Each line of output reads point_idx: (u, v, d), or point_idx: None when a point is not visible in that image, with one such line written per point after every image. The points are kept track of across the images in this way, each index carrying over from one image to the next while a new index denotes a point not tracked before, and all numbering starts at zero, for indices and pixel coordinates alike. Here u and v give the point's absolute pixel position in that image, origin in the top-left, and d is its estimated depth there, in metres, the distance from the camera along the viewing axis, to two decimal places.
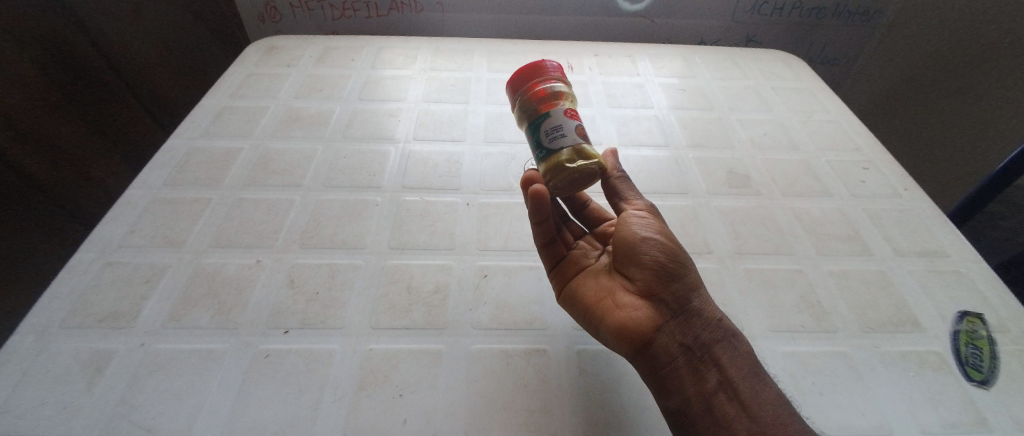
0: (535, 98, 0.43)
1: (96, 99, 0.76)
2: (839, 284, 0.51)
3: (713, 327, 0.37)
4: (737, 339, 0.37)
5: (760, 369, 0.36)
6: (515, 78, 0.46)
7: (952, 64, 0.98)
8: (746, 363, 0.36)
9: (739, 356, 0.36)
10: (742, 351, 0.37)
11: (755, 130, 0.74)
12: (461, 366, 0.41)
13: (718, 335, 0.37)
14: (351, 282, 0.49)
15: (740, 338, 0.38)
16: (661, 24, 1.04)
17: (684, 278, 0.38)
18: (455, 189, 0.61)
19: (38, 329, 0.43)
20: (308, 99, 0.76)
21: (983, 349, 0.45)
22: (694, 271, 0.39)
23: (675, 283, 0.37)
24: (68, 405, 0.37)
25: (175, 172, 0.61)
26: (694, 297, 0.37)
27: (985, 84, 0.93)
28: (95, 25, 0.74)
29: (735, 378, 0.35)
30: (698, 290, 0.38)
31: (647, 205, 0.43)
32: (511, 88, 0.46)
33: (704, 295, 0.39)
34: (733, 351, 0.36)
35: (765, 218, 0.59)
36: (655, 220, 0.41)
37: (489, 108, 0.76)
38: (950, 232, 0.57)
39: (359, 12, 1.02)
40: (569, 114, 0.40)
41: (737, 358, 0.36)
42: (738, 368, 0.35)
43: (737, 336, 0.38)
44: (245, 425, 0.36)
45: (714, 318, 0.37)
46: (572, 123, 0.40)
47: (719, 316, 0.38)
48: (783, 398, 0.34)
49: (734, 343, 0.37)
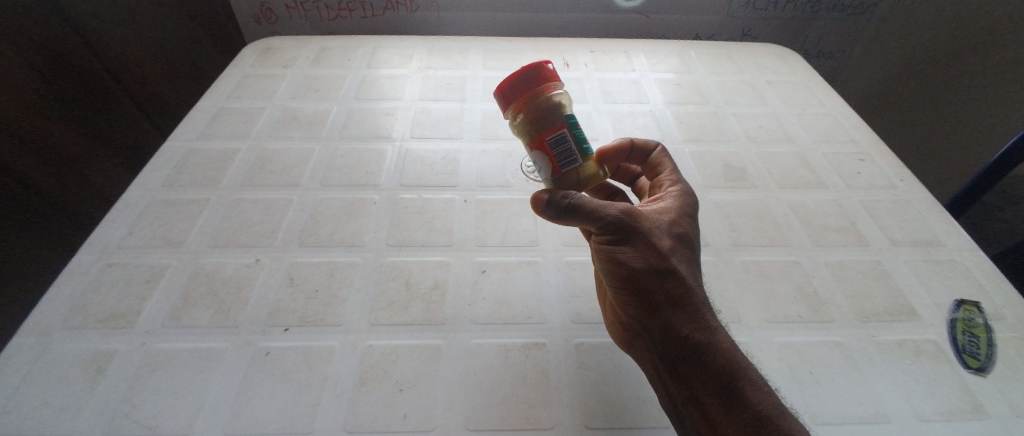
0: (515, 126, 0.39)
1: (93, 103, 0.77)
2: (836, 275, 0.51)
3: (680, 345, 0.34)
4: (713, 356, 0.33)
5: (737, 391, 0.32)
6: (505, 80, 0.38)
7: (954, 55, 0.97)
8: (717, 384, 0.32)
9: (711, 375, 0.32)
10: (716, 370, 0.33)
11: (751, 124, 0.74)
12: (460, 362, 0.41)
13: (684, 354, 0.34)
14: (349, 280, 0.49)
15: (725, 353, 0.33)
16: (656, 20, 1.04)
17: (643, 299, 0.35)
18: (453, 186, 0.61)
19: (38, 331, 0.43)
20: (305, 99, 0.76)
21: (979, 337, 0.45)
22: (660, 288, 0.35)
23: (634, 304, 0.36)
24: (69, 406, 0.37)
25: (173, 173, 0.61)
26: (656, 317, 0.35)
27: (991, 75, 0.92)
28: (90, 28, 0.74)
29: (702, 398, 0.33)
30: (666, 307, 0.35)
31: (612, 213, 0.35)
32: (498, 97, 0.39)
33: (678, 309, 0.35)
34: (704, 371, 0.33)
35: (762, 211, 0.59)
36: (618, 232, 0.35)
37: (485, 106, 0.76)
38: (947, 222, 0.57)
39: (354, 12, 1.02)
40: (533, 156, 0.37)
41: (707, 379, 0.33)
42: (705, 388, 0.33)
43: (716, 350, 0.33)
44: (247, 423, 0.37)
45: (683, 337, 0.34)
46: (536, 169, 0.37)
47: (694, 333, 0.34)
48: (757, 426, 0.30)
49: (708, 363, 0.33)
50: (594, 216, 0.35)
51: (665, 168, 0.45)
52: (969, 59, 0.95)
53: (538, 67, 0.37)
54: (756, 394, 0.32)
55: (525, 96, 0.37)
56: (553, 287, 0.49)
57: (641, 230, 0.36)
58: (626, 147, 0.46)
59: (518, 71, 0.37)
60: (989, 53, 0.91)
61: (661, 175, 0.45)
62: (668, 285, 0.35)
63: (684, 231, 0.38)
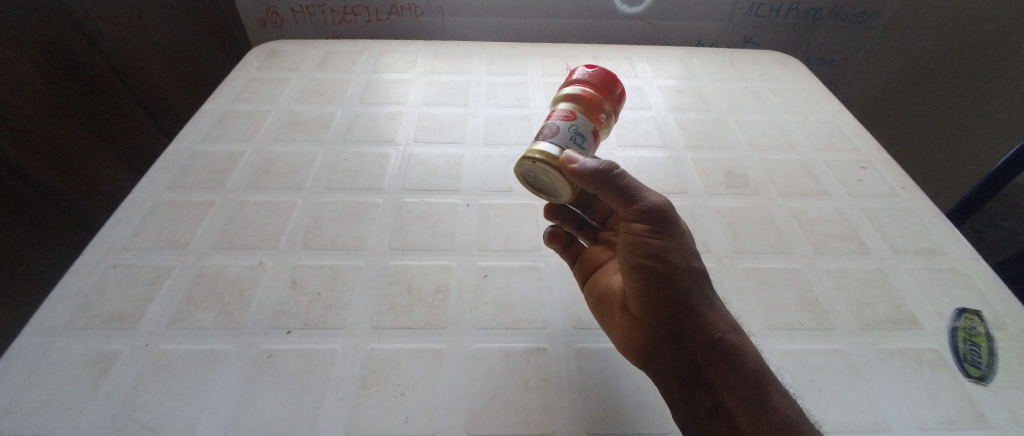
0: (588, 106, 0.45)
1: (99, 103, 0.77)
2: (837, 283, 0.51)
3: (710, 347, 0.35)
4: (740, 357, 0.35)
5: (764, 392, 0.33)
6: (608, 79, 0.47)
7: (960, 59, 0.97)
8: (747, 384, 0.34)
9: (739, 375, 0.34)
10: (743, 370, 0.34)
11: (753, 131, 0.75)
12: (461, 365, 0.42)
13: (716, 355, 0.35)
14: (352, 282, 0.49)
15: (751, 356, 0.35)
16: (659, 27, 1.04)
17: (680, 298, 0.35)
18: (456, 190, 0.62)
19: (44, 330, 0.43)
20: (310, 102, 0.77)
21: (981, 346, 0.45)
22: (693, 287, 0.35)
23: (669, 304, 0.35)
24: (73, 406, 0.37)
25: (179, 175, 0.62)
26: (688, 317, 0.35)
27: (995, 81, 0.92)
28: (98, 30, 0.75)
29: (730, 402, 0.33)
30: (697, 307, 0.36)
31: (658, 201, 0.36)
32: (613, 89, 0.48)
33: (705, 311, 0.36)
34: (733, 372, 0.34)
35: (763, 218, 0.59)
36: (662, 221, 0.35)
37: (488, 111, 0.77)
38: (949, 231, 0.57)
39: (360, 17, 1.03)
40: (590, 138, 0.43)
41: (737, 381, 0.34)
42: (735, 391, 0.34)
43: (742, 352, 0.35)
44: (248, 425, 0.37)
45: (714, 338, 0.35)
46: (585, 143, 0.43)
47: (722, 335, 0.35)
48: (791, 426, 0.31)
49: (737, 365, 0.34)
50: (634, 199, 0.36)
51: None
52: (975, 63, 0.95)
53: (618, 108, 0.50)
54: (778, 392, 0.34)
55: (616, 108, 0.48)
56: (555, 292, 0.49)
57: (677, 225, 0.36)
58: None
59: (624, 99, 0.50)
60: (995, 58, 0.91)
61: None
62: (699, 286, 0.36)
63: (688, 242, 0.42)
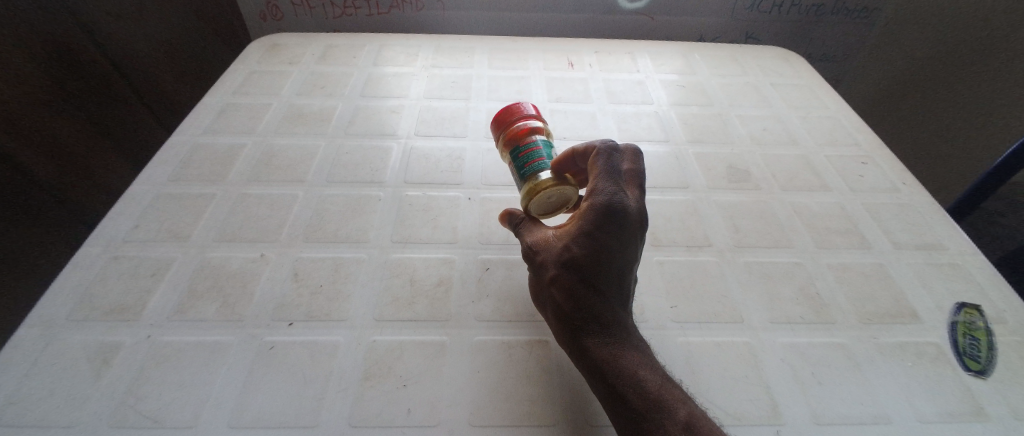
0: (511, 147, 0.45)
1: (97, 97, 0.77)
2: (838, 277, 0.52)
3: (576, 358, 0.37)
4: (600, 361, 0.35)
5: (615, 395, 0.33)
6: (495, 123, 0.49)
7: (969, 52, 0.95)
8: (604, 385, 0.34)
9: (599, 379, 0.35)
10: (600, 374, 0.34)
11: (755, 126, 0.74)
12: (464, 358, 0.42)
13: (581, 358, 0.36)
14: (353, 275, 0.49)
15: (612, 377, 0.34)
16: (660, 22, 1.04)
17: (551, 309, 0.39)
18: (457, 184, 0.61)
19: (46, 322, 0.43)
20: (311, 96, 0.77)
21: (980, 340, 0.45)
22: (555, 298, 0.37)
23: (550, 315, 0.39)
24: (76, 397, 0.38)
25: (179, 168, 0.62)
26: (560, 322, 0.38)
27: (1007, 74, 0.89)
28: (96, 23, 0.74)
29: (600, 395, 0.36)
30: (564, 315, 0.37)
31: (526, 241, 0.41)
32: (494, 124, 0.49)
33: (573, 316, 0.36)
34: (593, 375, 0.35)
35: (765, 213, 0.59)
36: (526, 256, 0.41)
37: (490, 105, 0.77)
38: (950, 226, 0.57)
39: (360, 10, 1.02)
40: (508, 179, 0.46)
41: (600, 381, 0.35)
42: (598, 388, 0.35)
43: (602, 356, 0.35)
44: (251, 416, 0.37)
45: (578, 343, 0.36)
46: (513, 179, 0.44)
47: (585, 339, 0.36)
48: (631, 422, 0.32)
49: (595, 381, 0.35)
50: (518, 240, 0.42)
51: (596, 173, 0.38)
52: (983, 56, 0.93)
53: (512, 111, 0.48)
54: (633, 396, 0.32)
55: (505, 124, 0.47)
56: None
57: (542, 250, 0.39)
58: (570, 157, 0.40)
59: (502, 110, 0.48)
60: (1007, 50, 0.89)
61: (592, 178, 0.38)
62: (558, 298, 0.37)
63: (589, 250, 0.36)
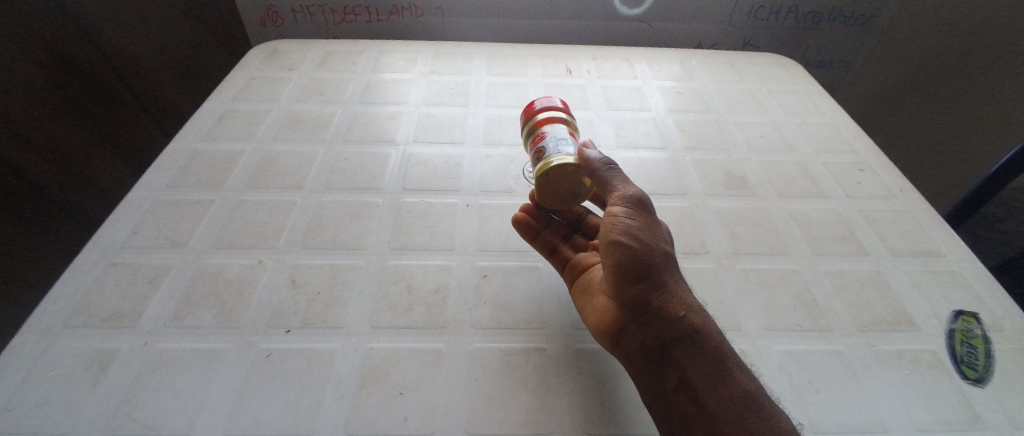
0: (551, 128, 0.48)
1: (98, 102, 0.77)
2: (836, 284, 0.52)
3: (679, 332, 0.35)
4: (704, 337, 0.35)
5: (726, 371, 0.34)
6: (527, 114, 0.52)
7: (965, 57, 0.96)
8: (711, 362, 0.34)
9: (705, 356, 0.35)
10: (706, 349, 0.35)
11: (752, 132, 0.75)
12: (461, 365, 0.42)
13: (683, 333, 0.35)
14: (352, 282, 0.49)
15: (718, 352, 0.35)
16: (658, 28, 1.05)
17: (649, 276, 0.36)
18: (455, 190, 0.62)
19: (43, 329, 0.43)
20: (310, 102, 0.77)
21: (977, 348, 0.45)
22: (662, 265, 0.36)
23: (642, 283, 0.36)
24: (71, 404, 0.37)
25: (178, 174, 0.62)
26: (662, 292, 0.36)
27: (1004, 79, 0.89)
28: (97, 29, 0.75)
29: (694, 377, 0.34)
30: (669, 285, 0.36)
31: (628, 193, 0.39)
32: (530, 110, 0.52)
33: (676, 289, 0.37)
34: (698, 350, 0.35)
35: (762, 219, 0.59)
36: (632, 209, 0.38)
37: (488, 111, 0.77)
38: (946, 233, 0.58)
39: (360, 17, 1.03)
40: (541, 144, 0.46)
41: (703, 357, 0.35)
42: (698, 367, 0.34)
43: (706, 333, 0.36)
44: (247, 424, 0.37)
45: (681, 317, 0.35)
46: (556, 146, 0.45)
47: (688, 314, 0.36)
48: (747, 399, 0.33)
49: (700, 358, 0.35)
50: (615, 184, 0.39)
51: None
52: (979, 61, 0.94)
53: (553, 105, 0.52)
54: (740, 373, 0.35)
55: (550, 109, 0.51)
56: (554, 293, 0.49)
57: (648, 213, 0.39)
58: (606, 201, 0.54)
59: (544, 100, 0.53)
60: (1004, 55, 0.89)
61: None
62: (668, 267, 0.37)
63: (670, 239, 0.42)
